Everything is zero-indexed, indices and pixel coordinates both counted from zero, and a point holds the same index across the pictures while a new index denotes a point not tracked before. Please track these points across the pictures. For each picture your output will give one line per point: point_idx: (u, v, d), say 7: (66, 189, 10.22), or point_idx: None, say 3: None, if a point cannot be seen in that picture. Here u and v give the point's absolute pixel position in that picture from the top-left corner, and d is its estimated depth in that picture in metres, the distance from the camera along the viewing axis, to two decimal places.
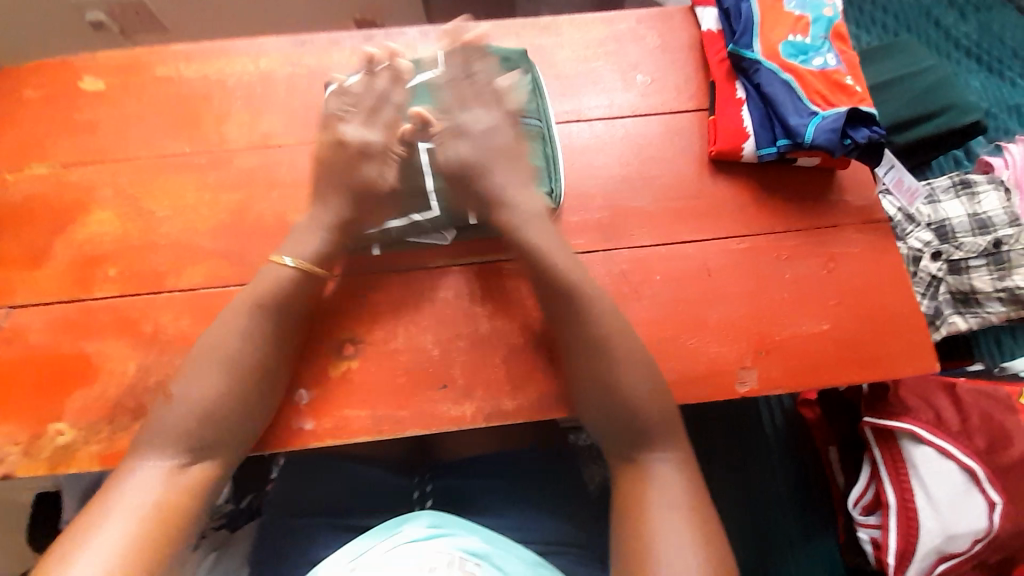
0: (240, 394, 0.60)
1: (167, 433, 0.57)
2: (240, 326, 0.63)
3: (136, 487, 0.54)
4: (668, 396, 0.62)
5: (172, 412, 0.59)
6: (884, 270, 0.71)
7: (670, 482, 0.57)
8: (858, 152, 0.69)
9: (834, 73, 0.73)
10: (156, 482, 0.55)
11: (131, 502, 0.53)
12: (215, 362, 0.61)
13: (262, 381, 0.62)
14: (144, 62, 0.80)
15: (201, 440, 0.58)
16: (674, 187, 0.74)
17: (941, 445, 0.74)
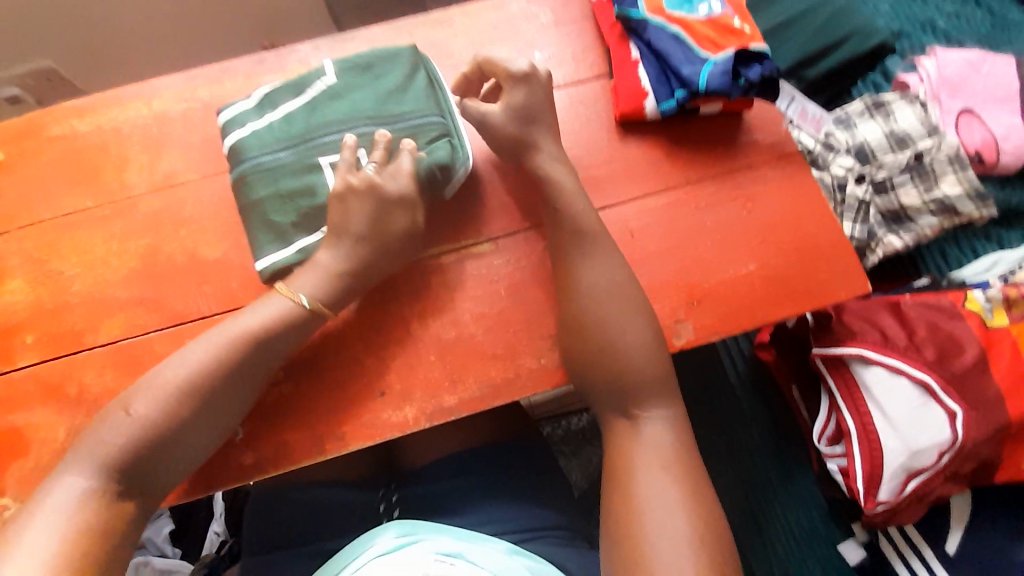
0: (187, 422, 0.58)
1: (98, 454, 0.55)
2: (208, 356, 0.59)
3: (60, 505, 0.52)
4: (609, 366, 0.61)
5: (114, 435, 0.56)
6: (802, 201, 0.70)
7: (660, 443, 0.58)
8: (755, 90, 0.68)
9: (721, 18, 0.73)
10: (84, 505, 0.53)
11: (55, 521, 0.51)
12: (170, 396, 0.57)
13: (225, 411, 0.60)
14: (37, 123, 0.78)
15: (128, 461, 0.55)
16: (586, 156, 0.74)
17: (890, 363, 0.74)
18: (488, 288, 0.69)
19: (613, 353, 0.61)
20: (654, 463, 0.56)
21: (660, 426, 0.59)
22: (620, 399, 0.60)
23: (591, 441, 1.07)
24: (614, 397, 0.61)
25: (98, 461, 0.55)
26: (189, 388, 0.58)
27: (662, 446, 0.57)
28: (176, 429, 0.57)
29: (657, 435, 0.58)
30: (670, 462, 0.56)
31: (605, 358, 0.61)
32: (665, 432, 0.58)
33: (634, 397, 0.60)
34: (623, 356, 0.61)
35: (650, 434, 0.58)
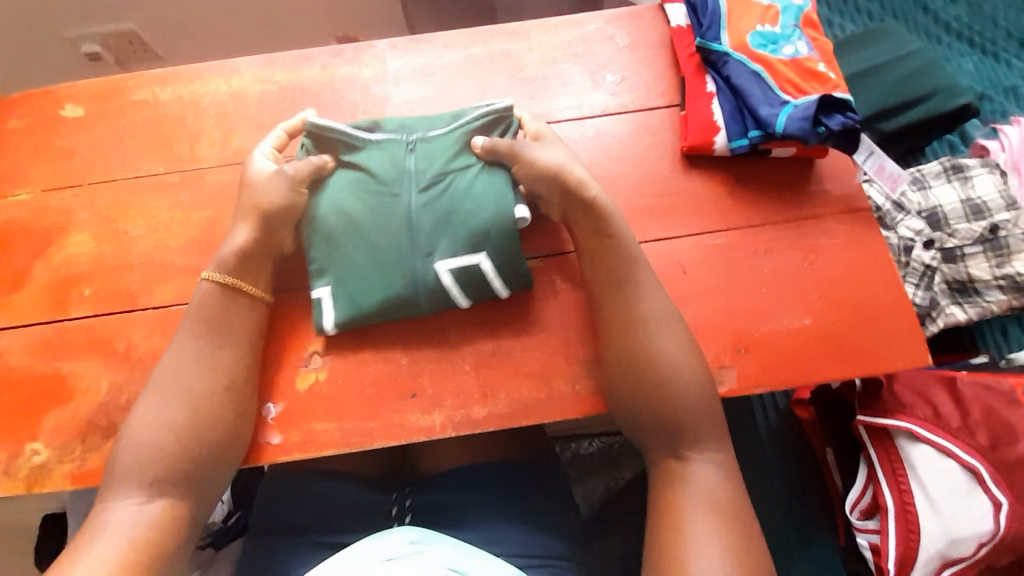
0: (190, 432, 0.58)
1: (133, 470, 0.57)
2: (195, 352, 0.62)
3: (111, 528, 0.54)
4: (654, 402, 0.60)
5: (133, 447, 0.58)
6: (867, 260, 0.68)
7: (710, 487, 0.56)
8: (833, 140, 0.66)
9: (806, 61, 0.70)
10: (131, 518, 0.55)
11: (108, 543, 0.53)
12: (176, 396, 0.60)
13: (221, 407, 0.60)
14: (122, 87, 0.81)
15: (166, 473, 0.57)
16: (646, 185, 0.73)
17: (939, 443, 0.71)
18: (531, 305, 0.68)
19: (652, 394, 0.60)
20: (706, 507, 0.55)
21: (712, 467, 0.57)
22: (665, 441, 0.59)
23: (599, 467, 1.03)
24: (663, 438, 0.59)
25: (131, 473, 0.57)
26: (181, 389, 0.60)
27: (715, 490, 0.56)
28: (186, 435, 0.58)
29: (709, 479, 0.56)
30: (719, 512, 0.54)
31: (644, 397, 0.60)
32: (716, 475, 0.57)
33: (672, 444, 0.59)
34: (662, 397, 0.59)
35: (703, 477, 0.57)
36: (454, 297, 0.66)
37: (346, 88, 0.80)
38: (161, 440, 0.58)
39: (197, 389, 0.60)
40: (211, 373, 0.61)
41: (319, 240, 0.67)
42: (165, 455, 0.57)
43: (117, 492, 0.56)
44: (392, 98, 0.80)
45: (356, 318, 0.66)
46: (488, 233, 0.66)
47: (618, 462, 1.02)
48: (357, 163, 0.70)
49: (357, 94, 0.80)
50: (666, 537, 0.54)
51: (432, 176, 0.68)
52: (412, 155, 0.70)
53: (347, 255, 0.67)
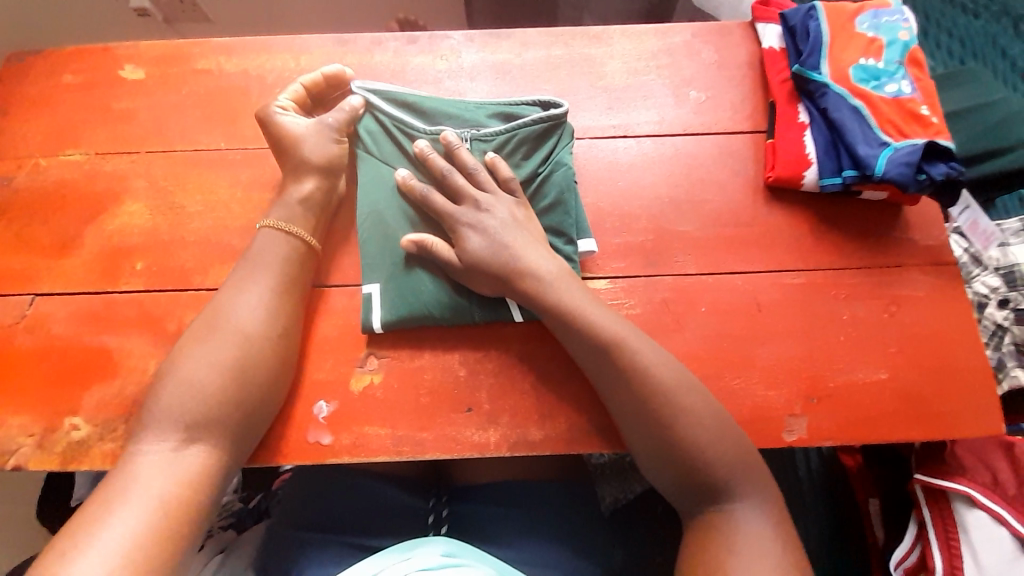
0: (233, 378, 0.57)
1: (169, 414, 0.56)
2: (243, 299, 0.61)
3: (145, 474, 0.53)
4: (699, 440, 0.56)
5: (170, 390, 0.57)
6: (951, 316, 0.65)
7: (755, 531, 0.53)
8: (932, 188, 0.64)
9: (909, 102, 0.68)
10: (163, 462, 0.54)
11: (142, 486, 0.52)
12: (218, 341, 0.59)
13: (264, 355, 0.59)
14: (186, 52, 0.78)
15: (203, 418, 0.56)
16: (725, 214, 0.70)
17: (996, 511, 0.68)
18: None
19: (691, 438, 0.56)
20: (755, 554, 0.52)
21: (757, 519, 0.54)
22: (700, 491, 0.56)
23: (609, 477, 0.85)
24: (696, 489, 0.56)
25: (164, 415, 0.56)
26: (224, 334, 0.59)
27: (763, 540, 0.52)
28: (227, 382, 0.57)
29: (757, 527, 0.53)
30: (771, 563, 0.51)
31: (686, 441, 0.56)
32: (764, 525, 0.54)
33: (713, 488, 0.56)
34: (701, 442, 0.56)
35: (750, 523, 0.54)
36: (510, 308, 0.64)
37: (418, 78, 0.77)
38: (201, 382, 0.57)
39: (236, 334, 0.59)
40: (253, 319, 0.60)
41: (374, 237, 0.66)
42: (203, 399, 0.56)
43: (152, 436, 0.55)
44: (466, 93, 0.76)
45: (409, 321, 0.64)
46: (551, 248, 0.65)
47: (631, 475, 0.85)
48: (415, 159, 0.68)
49: (430, 85, 0.76)
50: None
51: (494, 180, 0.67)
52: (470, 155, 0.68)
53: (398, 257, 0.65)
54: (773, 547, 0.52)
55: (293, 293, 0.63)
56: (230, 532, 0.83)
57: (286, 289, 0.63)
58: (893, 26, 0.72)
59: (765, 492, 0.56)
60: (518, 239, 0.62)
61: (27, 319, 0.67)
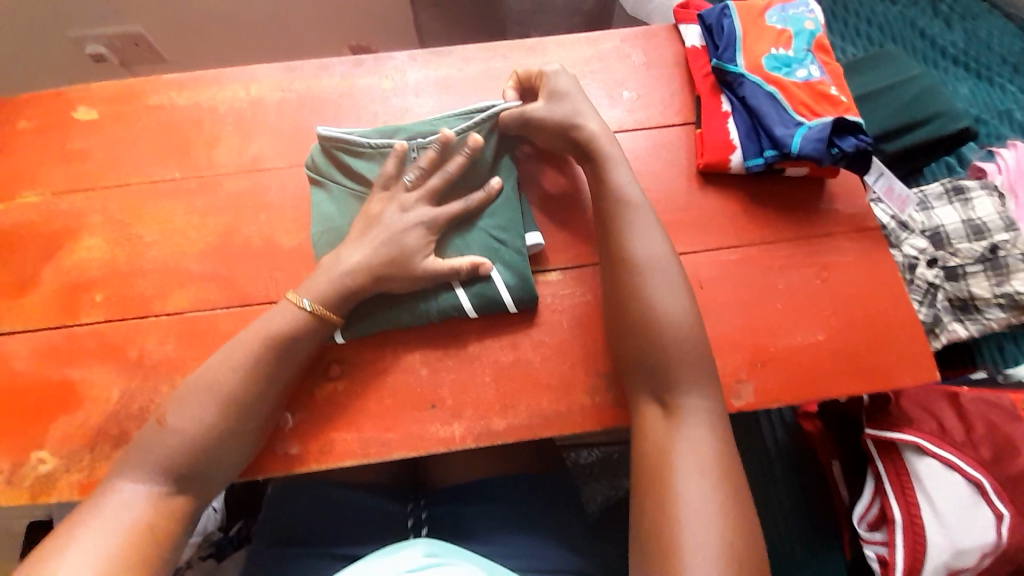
0: (221, 436, 0.58)
1: (156, 465, 0.56)
2: (243, 365, 0.60)
3: (111, 523, 0.52)
4: (654, 336, 0.60)
5: (163, 439, 0.57)
6: (878, 276, 0.69)
7: (698, 439, 0.55)
8: (846, 161, 0.69)
9: (819, 84, 0.73)
10: (129, 514, 0.53)
11: (107, 530, 0.52)
12: (209, 399, 0.58)
13: (248, 416, 0.59)
14: (137, 90, 0.81)
15: (184, 473, 0.56)
16: (663, 200, 0.74)
17: (946, 457, 0.72)
18: (552, 317, 0.69)
19: (648, 330, 0.60)
20: (695, 452, 0.55)
21: (699, 420, 0.57)
22: (649, 384, 0.60)
23: (598, 478, 1.00)
24: (652, 382, 0.60)
25: (148, 463, 0.56)
26: (223, 398, 0.59)
27: (701, 445, 0.55)
28: (214, 441, 0.58)
29: (694, 428, 0.56)
30: (709, 468, 0.53)
31: (643, 334, 0.60)
32: (704, 431, 0.56)
33: (657, 394, 0.59)
34: (653, 341, 0.59)
35: (690, 424, 0.56)
36: (464, 306, 0.66)
37: (365, 98, 0.80)
38: (189, 439, 0.57)
39: (235, 394, 0.59)
40: (256, 382, 0.60)
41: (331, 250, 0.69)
42: (187, 455, 0.56)
43: (128, 483, 0.55)
44: (412, 109, 0.80)
45: (367, 327, 0.66)
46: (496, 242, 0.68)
47: (619, 472, 0.99)
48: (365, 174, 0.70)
49: (377, 104, 0.80)
50: (653, 490, 0.54)
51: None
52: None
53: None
54: (707, 447, 0.55)
55: (300, 356, 0.63)
56: (210, 564, 0.84)
57: (292, 353, 0.62)
58: (800, 18, 0.78)
59: (705, 399, 0.58)
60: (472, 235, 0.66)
61: None
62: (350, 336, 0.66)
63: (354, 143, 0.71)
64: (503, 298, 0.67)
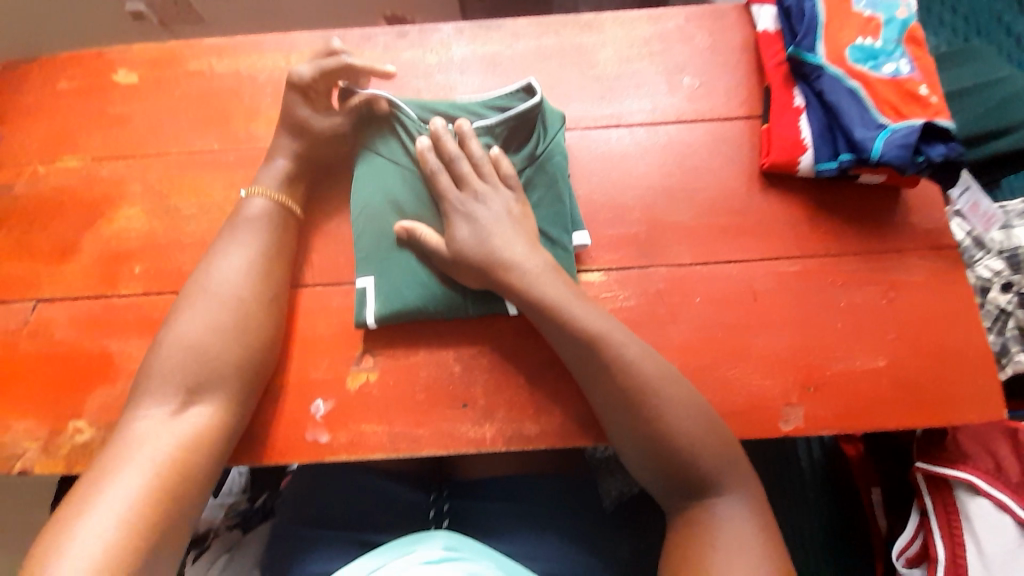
0: (229, 334, 0.59)
1: (168, 378, 0.57)
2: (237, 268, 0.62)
3: (138, 443, 0.54)
4: (690, 424, 0.56)
5: (169, 353, 0.58)
6: (953, 301, 0.64)
7: (738, 528, 0.53)
8: (932, 170, 0.62)
9: (907, 82, 0.66)
10: (159, 430, 0.55)
11: (137, 458, 0.53)
12: (204, 307, 0.60)
13: (254, 316, 0.61)
14: (176, 54, 0.78)
15: (201, 375, 0.57)
16: (719, 202, 0.69)
17: (999, 498, 0.67)
18: None
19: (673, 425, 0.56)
20: (735, 552, 0.52)
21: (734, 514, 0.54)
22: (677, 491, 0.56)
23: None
24: (678, 488, 0.56)
25: (163, 380, 0.57)
26: (223, 301, 0.60)
27: (741, 536, 0.52)
28: (226, 339, 0.59)
29: (734, 527, 0.53)
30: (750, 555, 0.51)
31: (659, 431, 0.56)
32: (741, 519, 0.54)
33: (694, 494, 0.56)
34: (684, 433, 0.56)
35: (728, 515, 0.54)
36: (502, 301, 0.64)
37: (408, 73, 0.76)
38: (196, 344, 0.58)
39: (235, 296, 0.61)
40: (251, 282, 0.62)
41: (371, 230, 0.66)
42: (199, 360, 0.58)
43: (149, 400, 0.56)
44: (456, 87, 0.75)
45: (403, 316, 0.64)
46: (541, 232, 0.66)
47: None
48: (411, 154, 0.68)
49: (420, 80, 0.76)
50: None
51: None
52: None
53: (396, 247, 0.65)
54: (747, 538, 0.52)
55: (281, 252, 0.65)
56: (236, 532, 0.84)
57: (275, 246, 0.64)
58: (892, 3, 0.70)
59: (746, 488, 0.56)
60: (508, 236, 0.62)
61: (31, 325, 0.69)
62: (382, 323, 0.64)
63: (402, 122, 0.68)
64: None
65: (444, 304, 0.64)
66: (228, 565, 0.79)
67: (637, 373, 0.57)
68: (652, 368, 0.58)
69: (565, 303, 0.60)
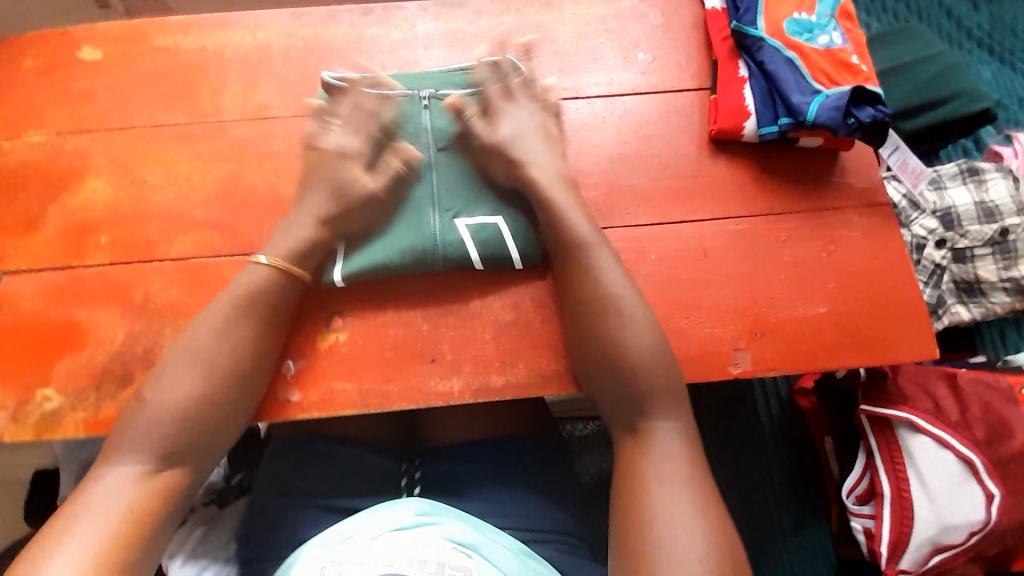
0: (215, 402, 0.59)
1: (147, 437, 0.56)
2: (231, 332, 0.61)
3: (109, 496, 0.53)
4: (634, 358, 0.60)
5: (152, 412, 0.57)
6: (885, 252, 0.69)
7: (670, 452, 0.56)
8: (862, 132, 0.67)
9: (840, 52, 0.72)
10: (127, 490, 0.54)
11: (107, 509, 0.52)
12: (197, 370, 0.59)
13: (233, 391, 0.60)
14: (141, 32, 0.79)
15: (174, 447, 0.56)
16: (672, 166, 0.73)
17: (939, 434, 0.73)
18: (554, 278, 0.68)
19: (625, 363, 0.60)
20: (668, 477, 0.54)
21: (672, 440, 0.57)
22: (630, 412, 0.59)
23: (592, 450, 1.02)
24: (622, 410, 0.60)
25: (138, 441, 0.56)
26: (211, 365, 0.59)
27: (677, 461, 0.55)
28: (208, 408, 0.58)
29: (669, 449, 0.56)
30: (680, 476, 0.54)
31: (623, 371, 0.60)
32: (679, 446, 0.57)
33: (629, 420, 0.59)
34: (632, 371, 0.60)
35: (664, 439, 0.57)
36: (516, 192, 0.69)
37: (373, 49, 0.78)
38: (172, 415, 0.57)
39: (223, 365, 0.60)
40: (242, 351, 0.61)
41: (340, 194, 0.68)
42: (182, 425, 0.57)
43: (126, 455, 0.55)
44: (421, 62, 0.78)
45: (370, 272, 0.66)
46: (502, 192, 0.69)
47: (611, 446, 1.01)
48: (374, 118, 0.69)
49: (385, 55, 0.78)
50: (633, 501, 0.54)
51: (448, 137, 0.70)
52: (428, 113, 0.71)
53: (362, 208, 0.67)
54: (682, 462, 0.55)
55: (278, 318, 0.63)
56: (213, 507, 0.83)
57: (272, 313, 0.63)
58: None
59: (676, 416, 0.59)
60: (545, 147, 0.69)
61: None
62: (349, 280, 0.67)
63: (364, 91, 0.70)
64: (509, 250, 0.67)
65: (409, 257, 0.66)
66: (204, 539, 0.79)
67: (610, 293, 0.61)
68: (627, 294, 0.62)
69: (570, 210, 0.65)
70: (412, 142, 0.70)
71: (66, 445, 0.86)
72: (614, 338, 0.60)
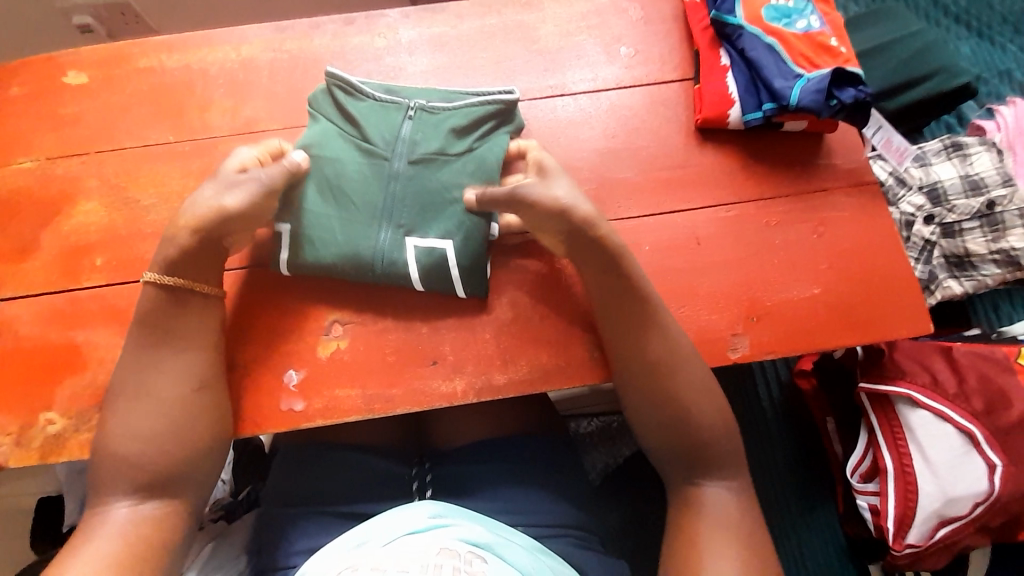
0: (176, 419, 0.59)
1: (119, 471, 0.57)
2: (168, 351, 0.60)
3: (103, 535, 0.55)
4: (680, 412, 0.61)
5: (116, 442, 0.58)
6: (874, 229, 0.70)
7: (722, 516, 0.57)
8: (844, 113, 0.68)
9: (819, 35, 0.72)
10: (118, 523, 0.56)
11: (101, 544, 0.54)
12: (145, 396, 0.59)
13: (195, 405, 0.60)
14: (125, 53, 0.79)
15: (148, 475, 0.57)
16: (660, 158, 0.74)
17: (939, 408, 0.74)
18: (546, 275, 0.69)
19: (668, 402, 0.61)
20: (718, 533, 0.56)
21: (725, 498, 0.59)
22: (678, 469, 0.61)
23: (599, 445, 1.02)
24: (678, 468, 0.60)
25: (114, 482, 0.57)
26: (160, 389, 0.59)
27: (726, 516, 0.57)
28: (176, 427, 0.59)
29: (723, 506, 0.58)
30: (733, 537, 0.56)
31: (655, 403, 0.61)
32: (727, 504, 0.58)
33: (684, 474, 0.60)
34: (676, 407, 0.61)
35: (712, 497, 0.59)
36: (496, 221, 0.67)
37: (358, 57, 0.79)
38: (134, 455, 0.57)
39: (165, 388, 0.59)
40: (179, 366, 0.60)
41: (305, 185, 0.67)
42: (148, 446, 0.58)
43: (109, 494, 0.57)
44: (406, 68, 0.79)
45: (316, 269, 0.66)
46: (463, 218, 0.66)
47: (618, 440, 1.01)
48: (359, 118, 0.68)
49: (371, 63, 0.79)
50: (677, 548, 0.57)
51: (424, 150, 0.67)
52: (410, 123, 0.68)
53: (326, 212, 0.66)
54: (735, 520, 0.57)
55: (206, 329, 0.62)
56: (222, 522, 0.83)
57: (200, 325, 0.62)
58: None
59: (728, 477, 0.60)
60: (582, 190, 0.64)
61: None
62: (294, 273, 0.67)
63: (360, 88, 0.69)
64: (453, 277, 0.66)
65: (358, 261, 0.66)
66: (212, 555, 0.76)
67: (661, 351, 0.61)
68: (686, 354, 0.62)
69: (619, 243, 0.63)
70: (387, 151, 0.68)
71: (68, 469, 0.87)
72: (661, 374, 0.61)
